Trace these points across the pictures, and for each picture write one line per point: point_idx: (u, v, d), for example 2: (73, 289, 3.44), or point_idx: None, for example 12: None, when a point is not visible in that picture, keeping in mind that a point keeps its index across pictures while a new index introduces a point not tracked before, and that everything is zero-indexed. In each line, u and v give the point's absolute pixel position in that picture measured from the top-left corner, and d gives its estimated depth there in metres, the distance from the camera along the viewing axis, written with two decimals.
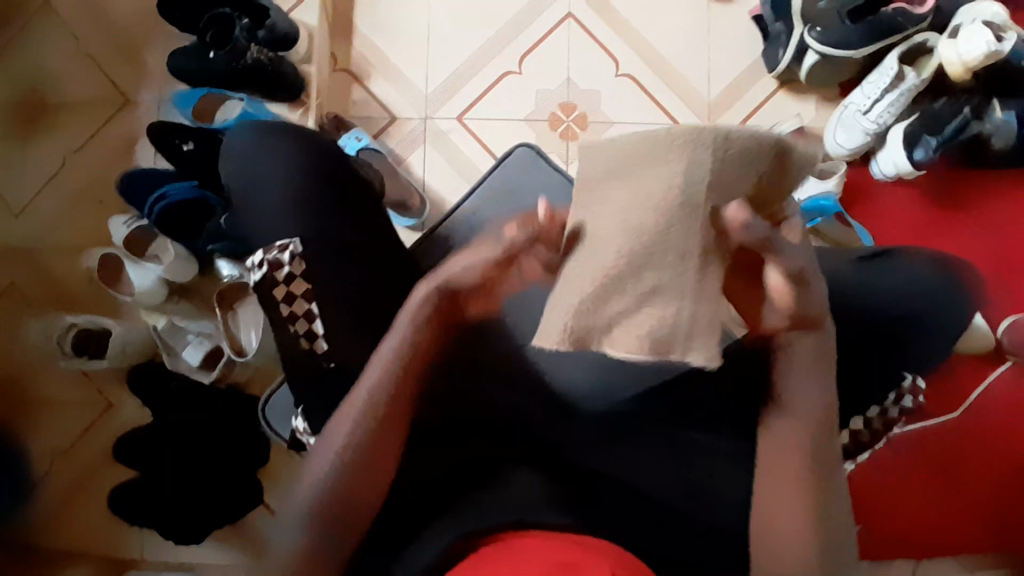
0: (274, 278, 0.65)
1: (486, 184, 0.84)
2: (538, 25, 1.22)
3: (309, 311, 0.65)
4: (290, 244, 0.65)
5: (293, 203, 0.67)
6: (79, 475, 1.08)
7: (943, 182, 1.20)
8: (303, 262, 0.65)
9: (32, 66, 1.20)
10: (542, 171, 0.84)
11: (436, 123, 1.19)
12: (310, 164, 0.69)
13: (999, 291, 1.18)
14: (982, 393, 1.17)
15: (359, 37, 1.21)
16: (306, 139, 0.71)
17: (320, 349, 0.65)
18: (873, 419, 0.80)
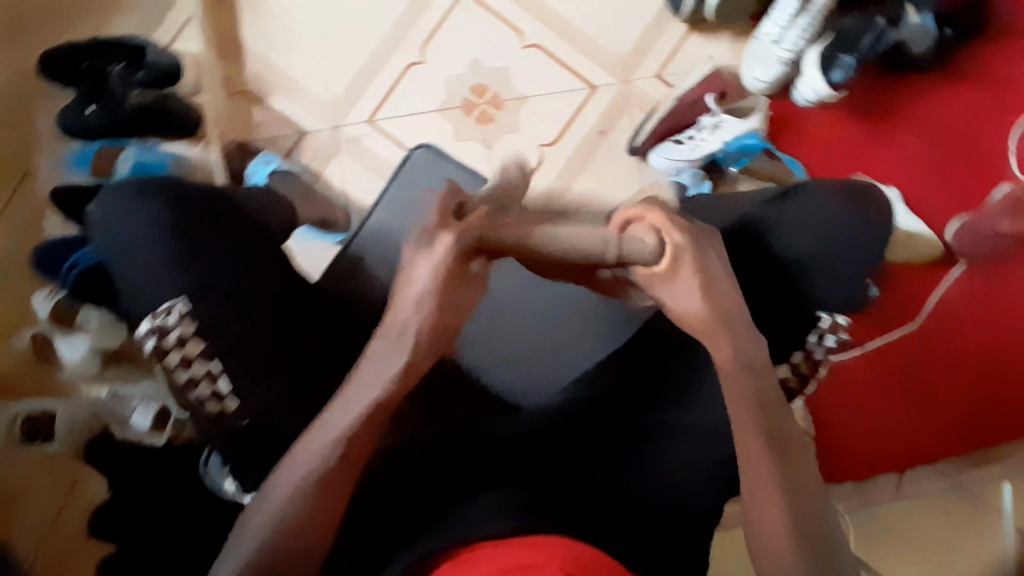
0: (164, 344, 0.62)
1: (389, 194, 0.85)
2: (433, 8, 1.16)
3: (210, 371, 0.62)
4: (177, 305, 0.62)
5: (172, 267, 0.64)
6: (54, 560, 1.05)
7: (868, 96, 1.19)
8: (192, 322, 0.62)
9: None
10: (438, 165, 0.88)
11: (347, 130, 1.15)
12: (187, 221, 0.66)
13: (939, 197, 1.18)
14: (940, 298, 1.18)
15: (249, 56, 1.15)
16: (179, 193, 0.68)
17: (232, 409, 0.63)
18: (800, 365, 0.77)
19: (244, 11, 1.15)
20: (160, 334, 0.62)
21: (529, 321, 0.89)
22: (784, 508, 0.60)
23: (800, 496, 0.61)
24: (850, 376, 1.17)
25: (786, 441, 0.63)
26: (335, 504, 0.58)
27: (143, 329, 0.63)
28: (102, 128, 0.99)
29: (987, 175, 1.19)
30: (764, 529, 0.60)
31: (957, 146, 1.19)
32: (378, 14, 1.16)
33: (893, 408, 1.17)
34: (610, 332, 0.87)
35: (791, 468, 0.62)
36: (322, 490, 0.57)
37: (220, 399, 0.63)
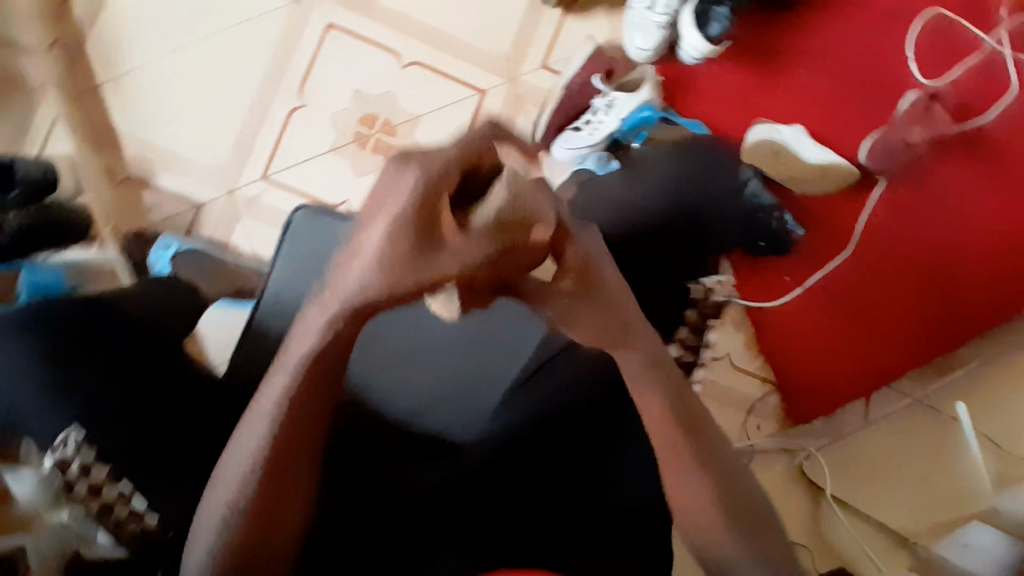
0: (67, 477, 0.61)
1: (277, 265, 0.78)
2: (301, 47, 1.13)
3: (120, 492, 0.62)
4: (70, 435, 0.62)
5: (49, 399, 0.62)
6: None
7: (753, 40, 1.18)
8: (91, 448, 0.62)
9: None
10: (328, 226, 0.78)
11: (243, 192, 1.12)
12: (58, 347, 0.65)
13: (844, 123, 1.18)
14: (868, 220, 1.18)
15: (125, 140, 1.11)
16: (46, 318, 0.67)
17: (153, 524, 0.63)
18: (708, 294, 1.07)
19: (110, 98, 1.12)
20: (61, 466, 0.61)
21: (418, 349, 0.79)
22: (701, 491, 0.59)
23: (720, 472, 0.59)
24: (797, 316, 1.18)
25: (696, 419, 0.60)
26: None
27: (43, 467, 0.62)
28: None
29: (889, 88, 1.19)
30: (691, 512, 0.59)
31: (852, 67, 1.19)
32: (247, 69, 1.13)
33: (843, 335, 1.18)
34: (518, 327, 0.79)
35: (703, 443, 0.60)
36: None
37: (139, 516, 0.63)
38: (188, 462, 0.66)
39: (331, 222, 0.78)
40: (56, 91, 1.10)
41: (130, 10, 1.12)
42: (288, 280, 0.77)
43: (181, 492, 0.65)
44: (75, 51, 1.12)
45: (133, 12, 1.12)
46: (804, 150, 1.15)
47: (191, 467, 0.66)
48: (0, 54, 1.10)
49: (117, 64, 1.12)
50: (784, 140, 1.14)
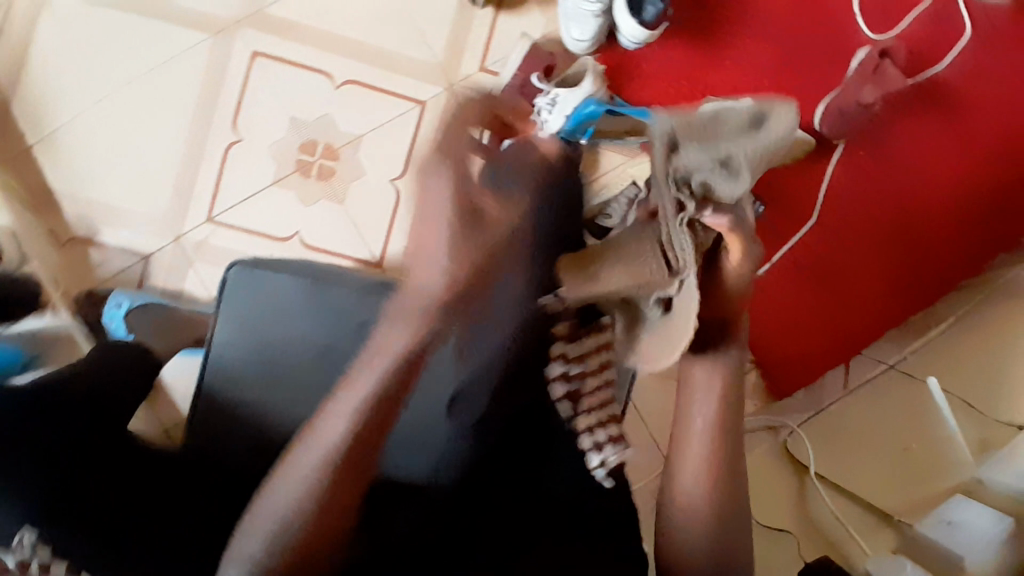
0: None
1: (220, 322, 0.75)
2: (230, 79, 1.09)
3: None
4: (22, 536, 0.61)
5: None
6: None
7: (693, 15, 1.15)
8: (47, 547, 0.61)
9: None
10: (266, 279, 0.75)
11: (190, 237, 1.09)
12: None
13: (796, 90, 1.16)
14: (828, 187, 1.16)
15: (64, 199, 1.08)
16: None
17: None
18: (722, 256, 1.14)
19: (42, 159, 1.08)
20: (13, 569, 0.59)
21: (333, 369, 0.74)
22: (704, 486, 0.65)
23: (724, 467, 0.65)
24: (768, 290, 1.16)
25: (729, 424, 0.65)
26: None
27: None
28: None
29: (837, 48, 1.16)
30: (689, 510, 0.65)
31: (796, 31, 1.16)
32: (178, 110, 1.09)
33: (816, 304, 1.16)
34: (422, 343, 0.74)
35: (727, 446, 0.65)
36: None
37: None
38: (147, 542, 0.65)
39: (268, 274, 0.75)
40: None
41: (47, 64, 1.08)
42: (229, 341, 0.75)
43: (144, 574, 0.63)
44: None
45: (50, 66, 1.08)
46: None
47: (152, 546, 0.64)
48: None
49: (42, 123, 1.08)
50: None
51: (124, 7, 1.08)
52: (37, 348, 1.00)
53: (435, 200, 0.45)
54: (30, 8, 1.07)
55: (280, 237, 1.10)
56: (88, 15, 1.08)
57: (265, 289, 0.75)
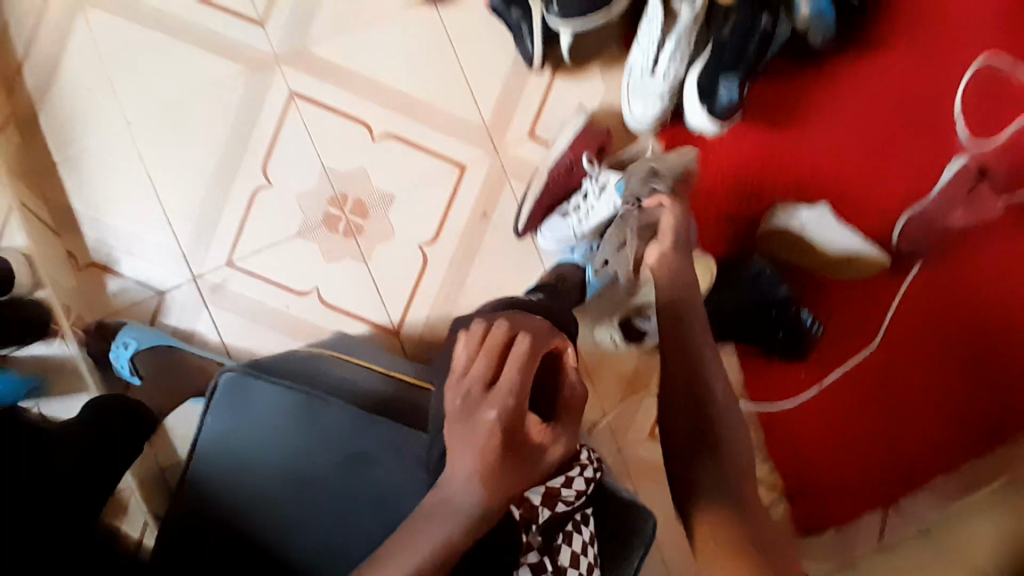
0: None
1: (206, 428, 0.73)
2: (264, 119, 1.04)
3: None
4: None
5: None
6: None
7: (772, 99, 1.03)
8: None
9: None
10: (256, 388, 0.72)
11: (206, 278, 1.04)
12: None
13: (876, 197, 1.03)
14: (896, 311, 1.04)
15: (86, 223, 1.05)
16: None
17: None
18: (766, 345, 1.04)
19: (67, 178, 1.04)
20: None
21: (308, 492, 0.69)
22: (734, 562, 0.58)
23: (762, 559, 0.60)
24: (809, 413, 1.06)
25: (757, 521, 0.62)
26: None
27: None
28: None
29: (931, 154, 1.03)
30: None
31: (886, 130, 1.03)
32: (208, 144, 1.04)
33: (860, 435, 1.06)
34: (397, 473, 0.68)
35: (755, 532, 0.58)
36: None
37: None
38: None
39: (260, 384, 0.72)
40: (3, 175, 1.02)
41: (80, 81, 1.04)
42: (212, 450, 0.71)
43: None
44: (24, 128, 1.04)
45: (85, 84, 1.04)
46: (822, 234, 1.00)
47: None
48: None
49: (71, 142, 1.04)
50: (803, 226, 1.00)
51: (166, 29, 1.03)
52: (48, 374, 1.01)
53: (477, 423, 0.46)
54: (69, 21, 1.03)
55: (298, 291, 1.04)
56: (127, 36, 1.04)
57: (255, 397, 0.72)
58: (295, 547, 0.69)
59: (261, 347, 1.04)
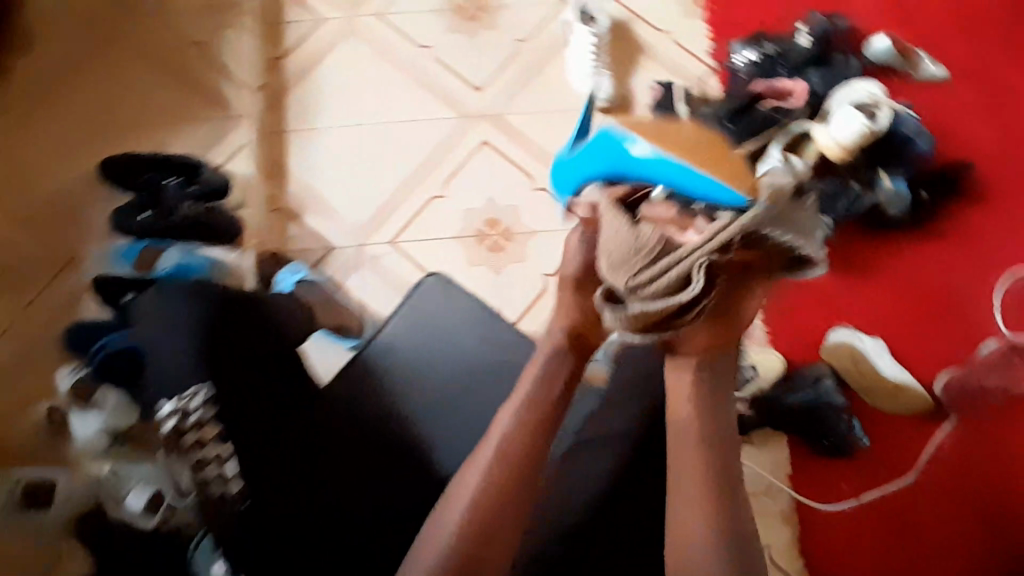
0: (180, 426, 0.79)
1: (399, 313, 0.93)
2: (456, 152, 1.32)
3: (219, 455, 0.79)
4: (200, 389, 0.80)
5: (190, 356, 0.81)
6: None
7: (854, 248, 1.23)
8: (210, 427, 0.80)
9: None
10: (453, 293, 0.94)
11: (370, 249, 1.28)
12: (202, 324, 0.83)
13: (924, 351, 1.21)
14: (933, 454, 1.17)
15: (294, 179, 1.29)
16: (197, 294, 0.85)
17: (234, 492, 0.79)
18: (815, 443, 1.16)
19: (290, 142, 1.31)
20: (182, 414, 0.78)
21: (472, 386, 0.90)
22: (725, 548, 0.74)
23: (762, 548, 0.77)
24: (844, 525, 1.15)
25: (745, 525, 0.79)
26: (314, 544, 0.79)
27: (167, 408, 0.79)
28: (148, 228, 1.13)
29: (971, 330, 1.22)
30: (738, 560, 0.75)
31: (939, 301, 1.22)
32: (406, 157, 1.32)
33: (881, 558, 1.13)
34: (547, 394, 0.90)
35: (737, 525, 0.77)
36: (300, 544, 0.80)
37: (225, 480, 0.79)
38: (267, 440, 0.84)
39: (456, 291, 0.94)
40: (249, 124, 1.30)
41: (330, 80, 1.34)
42: (403, 331, 0.91)
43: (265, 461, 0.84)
44: (275, 97, 1.33)
45: (332, 84, 1.34)
46: (882, 364, 1.18)
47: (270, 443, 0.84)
48: (216, 78, 1.32)
49: (304, 119, 1.32)
50: (866, 349, 1.17)
51: (406, 66, 1.35)
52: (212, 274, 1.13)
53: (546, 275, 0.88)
54: (338, 38, 1.36)
55: None
56: (376, 61, 1.35)
57: (445, 314, 0.93)
58: (449, 426, 0.88)
59: None
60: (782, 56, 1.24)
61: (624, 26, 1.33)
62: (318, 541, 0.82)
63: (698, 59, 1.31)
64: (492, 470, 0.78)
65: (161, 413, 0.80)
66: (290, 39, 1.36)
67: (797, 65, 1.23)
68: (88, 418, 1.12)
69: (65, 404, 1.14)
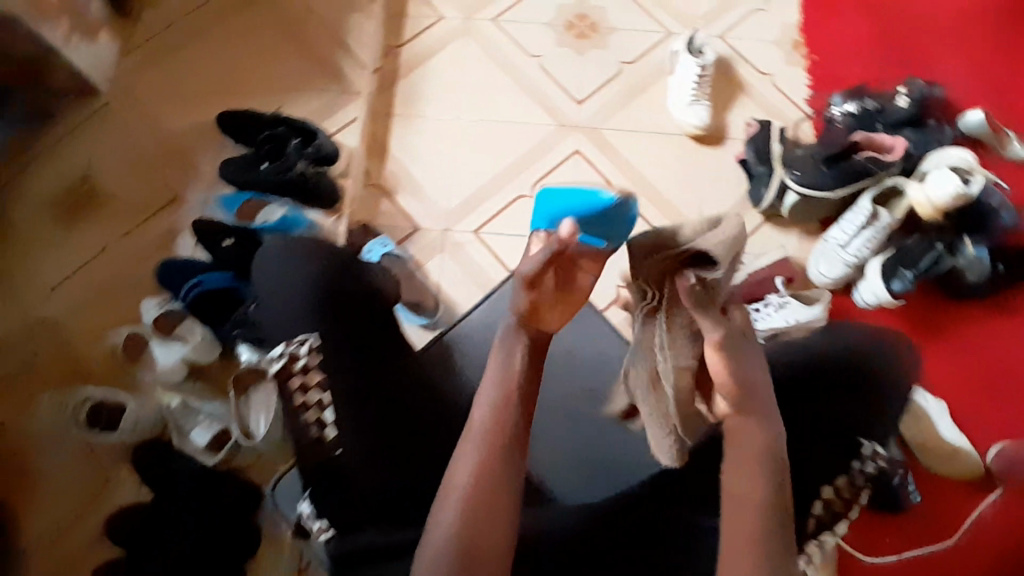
0: (291, 367, 0.77)
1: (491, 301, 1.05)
2: (550, 156, 1.35)
3: (321, 400, 0.77)
4: (308, 339, 0.79)
5: (308, 305, 0.81)
6: (69, 552, 1.10)
7: (923, 306, 1.25)
8: (317, 373, 0.77)
9: (72, 159, 1.31)
10: None
11: (454, 235, 1.31)
12: (324, 276, 0.83)
13: (985, 420, 1.19)
14: (977, 522, 1.14)
15: (392, 158, 1.35)
16: (323, 249, 0.85)
17: (329, 436, 0.76)
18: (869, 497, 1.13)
19: (395, 123, 1.36)
20: (291, 357, 0.77)
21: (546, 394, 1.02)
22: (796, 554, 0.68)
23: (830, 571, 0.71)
24: None
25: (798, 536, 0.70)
26: (371, 498, 0.76)
27: (280, 350, 0.79)
28: (263, 178, 1.21)
29: None
30: None
31: (1001, 372, 1.21)
32: (500, 151, 1.36)
33: None
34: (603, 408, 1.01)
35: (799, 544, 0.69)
36: (354, 492, 0.76)
37: (323, 426, 0.76)
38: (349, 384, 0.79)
39: None
40: (362, 102, 1.37)
41: (440, 71, 1.40)
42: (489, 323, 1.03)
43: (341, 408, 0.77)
44: (387, 79, 1.39)
45: (441, 74, 1.40)
46: (941, 424, 1.15)
47: (353, 394, 0.78)
48: (339, 55, 1.40)
49: (410, 103, 1.38)
50: (927, 407, 1.15)
51: (513, 69, 1.41)
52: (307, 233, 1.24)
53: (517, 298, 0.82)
54: (454, 34, 1.43)
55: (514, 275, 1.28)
56: (487, 60, 1.41)
57: None
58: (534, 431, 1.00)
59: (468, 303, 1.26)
60: (880, 112, 1.27)
61: (728, 65, 1.40)
62: (373, 507, 0.76)
63: (796, 106, 1.36)
64: (489, 432, 0.69)
65: (272, 354, 0.81)
66: (410, 28, 1.43)
67: (894, 123, 1.26)
68: (172, 348, 1.14)
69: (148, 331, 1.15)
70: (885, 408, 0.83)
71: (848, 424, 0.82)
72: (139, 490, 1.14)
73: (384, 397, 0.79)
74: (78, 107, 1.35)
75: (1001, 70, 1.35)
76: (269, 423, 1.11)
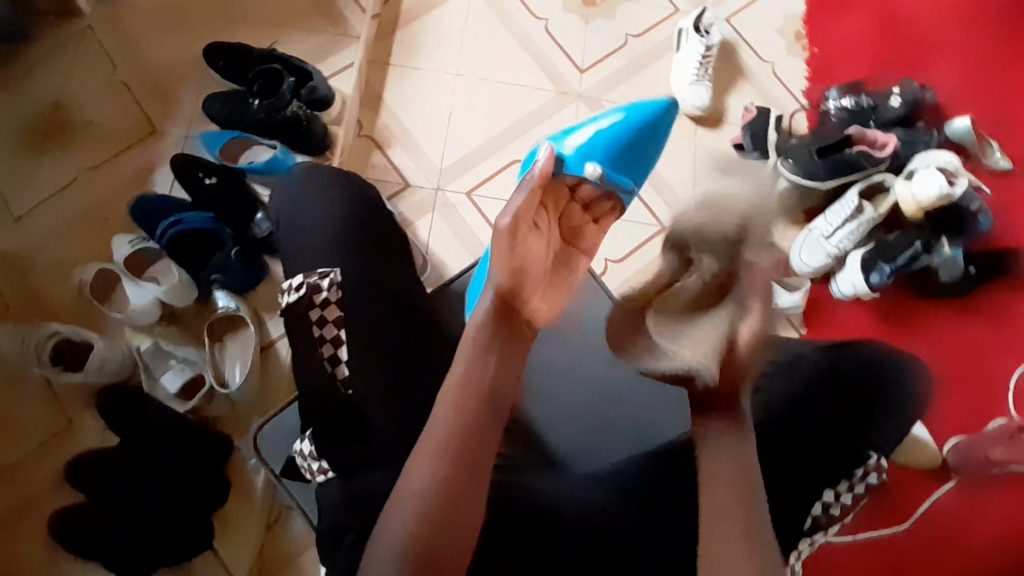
0: (311, 301, 0.81)
1: None
2: (547, 122, 1.33)
3: (337, 337, 0.80)
4: (330, 273, 0.82)
5: (331, 242, 0.85)
6: (25, 492, 1.06)
7: (897, 301, 1.30)
8: (336, 310, 0.81)
9: (44, 82, 1.23)
10: None
11: (447, 195, 1.28)
12: (349, 214, 0.88)
13: (945, 414, 1.23)
14: (928, 508, 1.18)
15: (386, 109, 1.31)
16: (345, 182, 0.92)
17: (341, 375, 0.79)
18: None
19: (393, 74, 1.32)
20: (314, 289, 0.81)
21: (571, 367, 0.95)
22: None
23: None
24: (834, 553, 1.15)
25: None
26: (363, 449, 0.75)
27: (298, 282, 0.82)
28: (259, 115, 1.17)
29: (990, 406, 1.24)
30: None
31: (964, 374, 1.26)
32: (496, 111, 1.33)
33: None
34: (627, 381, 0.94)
35: None
36: (352, 440, 0.76)
37: (336, 363, 0.79)
38: (356, 332, 0.80)
39: None
40: (358, 48, 1.31)
41: (441, 23, 1.36)
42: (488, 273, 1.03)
43: (354, 354, 0.79)
44: (387, 29, 1.35)
45: (441, 27, 1.36)
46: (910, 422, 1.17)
47: (360, 338, 0.80)
48: None
49: (408, 55, 1.34)
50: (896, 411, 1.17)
51: (515, 28, 1.38)
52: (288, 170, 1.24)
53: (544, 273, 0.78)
54: None
55: None
56: (489, 17, 1.38)
57: None
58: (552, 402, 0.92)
59: (457, 264, 1.24)
60: (875, 110, 1.30)
61: (731, 47, 1.40)
62: (361, 458, 0.75)
63: (793, 96, 1.38)
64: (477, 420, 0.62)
65: (286, 286, 0.84)
66: None
67: (887, 122, 1.29)
68: (145, 288, 1.06)
69: (119, 268, 1.07)
70: (875, 395, 0.85)
71: (832, 407, 0.84)
72: (99, 435, 1.09)
73: (385, 343, 0.81)
74: (50, 26, 1.26)
75: (989, 77, 1.38)
76: (243, 374, 1.08)
